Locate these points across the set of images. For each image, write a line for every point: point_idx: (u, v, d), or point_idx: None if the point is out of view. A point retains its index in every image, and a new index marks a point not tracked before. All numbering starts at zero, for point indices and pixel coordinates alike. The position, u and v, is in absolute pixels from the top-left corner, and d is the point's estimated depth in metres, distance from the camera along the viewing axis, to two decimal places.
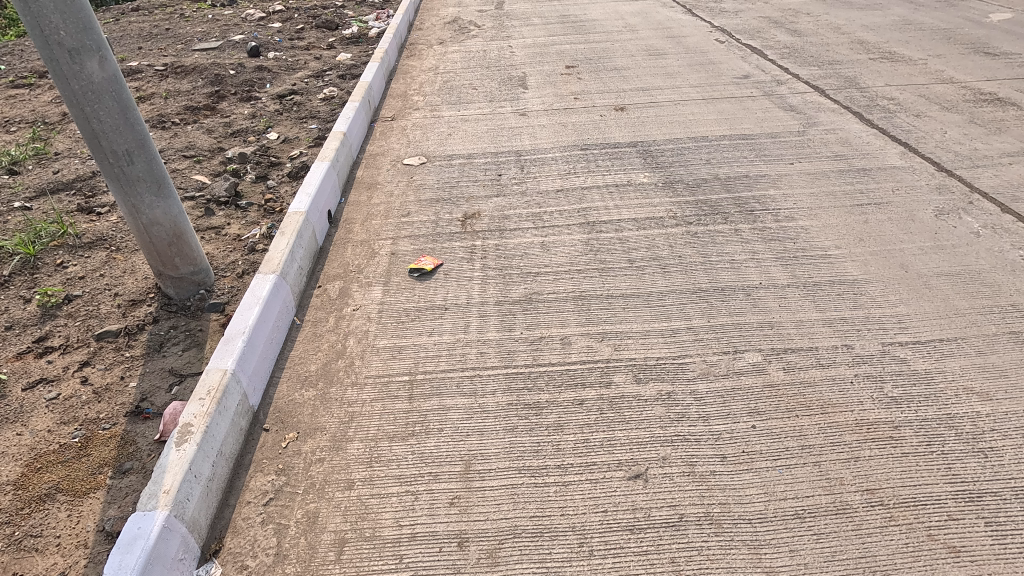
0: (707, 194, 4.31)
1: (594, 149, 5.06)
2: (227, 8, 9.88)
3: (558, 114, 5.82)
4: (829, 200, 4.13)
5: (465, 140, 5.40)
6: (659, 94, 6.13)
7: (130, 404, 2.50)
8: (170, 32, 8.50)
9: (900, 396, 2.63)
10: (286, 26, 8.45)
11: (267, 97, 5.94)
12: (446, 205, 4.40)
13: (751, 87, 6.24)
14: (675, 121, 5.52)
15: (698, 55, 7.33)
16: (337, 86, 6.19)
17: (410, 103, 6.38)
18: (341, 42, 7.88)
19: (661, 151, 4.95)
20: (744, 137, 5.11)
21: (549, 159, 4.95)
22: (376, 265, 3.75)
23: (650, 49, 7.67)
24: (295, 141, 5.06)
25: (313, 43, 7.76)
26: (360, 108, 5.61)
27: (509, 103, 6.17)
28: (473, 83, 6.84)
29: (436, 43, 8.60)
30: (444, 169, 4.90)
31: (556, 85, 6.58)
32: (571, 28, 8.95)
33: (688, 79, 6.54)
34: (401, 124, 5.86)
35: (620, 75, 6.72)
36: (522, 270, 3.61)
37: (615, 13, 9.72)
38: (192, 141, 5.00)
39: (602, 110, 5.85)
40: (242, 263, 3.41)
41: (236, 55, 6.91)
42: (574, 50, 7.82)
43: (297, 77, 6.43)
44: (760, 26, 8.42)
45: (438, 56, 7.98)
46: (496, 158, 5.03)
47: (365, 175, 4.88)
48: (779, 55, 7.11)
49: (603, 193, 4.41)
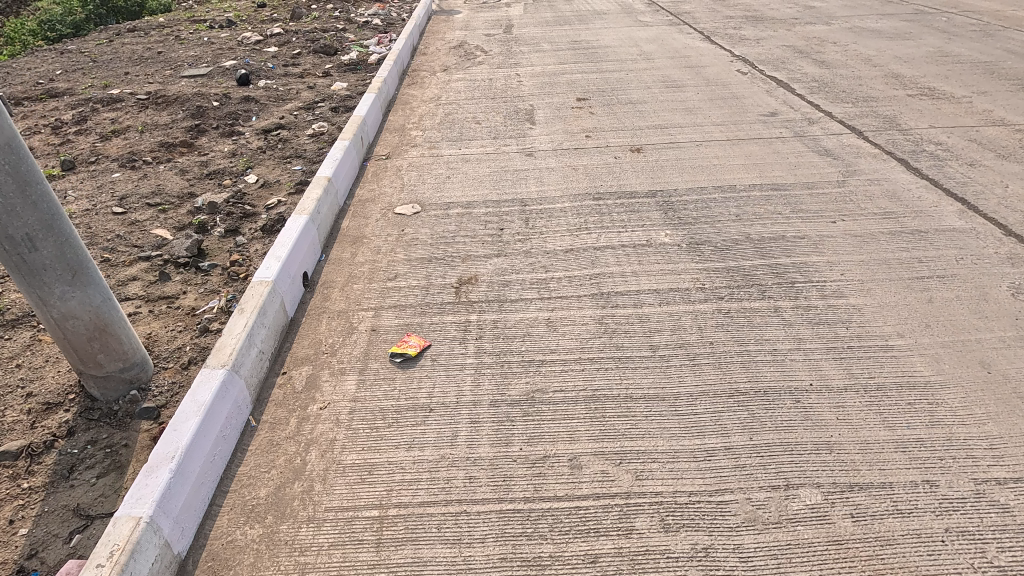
0: (737, 259, 3.75)
1: (607, 199, 4.53)
2: (225, 30, 9.53)
3: (567, 155, 5.31)
4: (882, 271, 3.55)
5: (464, 186, 4.88)
6: (678, 133, 5.61)
7: (11, 566, 1.96)
8: (161, 56, 8.13)
9: (1009, 566, 2.04)
10: (282, 52, 8.04)
11: (251, 131, 5.47)
12: (439, 266, 3.86)
13: (779, 126, 5.71)
14: (697, 166, 4.99)
15: (719, 88, 6.83)
16: (328, 120, 5.71)
17: (407, 139, 5.89)
18: (338, 69, 7.43)
19: (683, 203, 4.41)
20: (775, 188, 4.56)
21: (557, 210, 4.42)
22: (353, 346, 3.20)
23: (667, 80, 7.17)
24: (276, 185, 4.56)
25: (309, 69, 7.33)
26: (351, 147, 5.11)
27: (515, 141, 5.66)
28: (476, 117, 6.35)
29: (440, 70, 8.14)
30: (440, 221, 4.37)
31: (566, 121, 6.07)
32: (583, 55, 8.48)
33: (710, 115, 6.02)
34: (396, 164, 5.35)
35: (634, 110, 6.21)
36: (524, 357, 3.05)
37: (629, 40, 9.26)
38: (161, 184, 4.52)
39: (616, 151, 5.33)
40: (190, 348, 2.87)
41: (224, 84, 6.48)
42: (586, 81, 7.32)
43: (287, 108, 5.96)
44: (784, 56, 7.91)
45: (441, 85, 7.50)
46: (498, 208, 4.50)
47: (351, 225, 4.36)
48: (808, 90, 6.58)
49: (618, 255, 3.85)
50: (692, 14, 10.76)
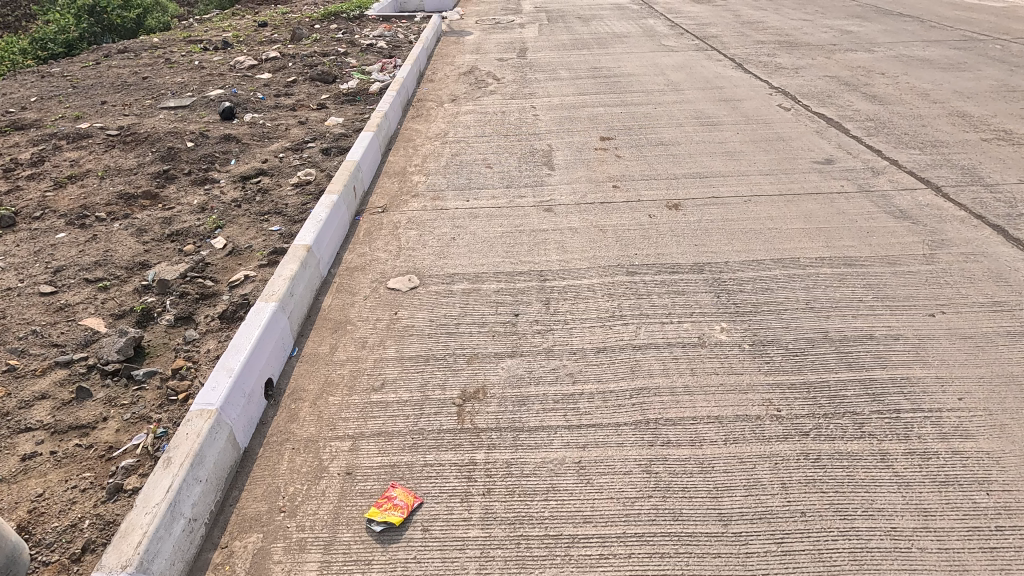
0: (816, 368, 2.95)
1: (644, 275, 3.76)
2: (219, 53, 8.91)
3: (593, 212, 4.55)
4: (1012, 395, 2.74)
5: (472, 252, 4.12)
6: (719, 185, 4.84)
7: None
8: (146, 82, 7.49)
9: None
10: (277, 79, 7.37)
11: (227, 179, 4.75)
12: (438, 368, 3.07)
13: (838, 177, 4.92)
14: (749, 229, 4.21)
15: (760, 127, 6.07)
16: (317, 165, 4.98)
17: (408, 187, 5.15)
18: (335, 100, 6.74)
19: (737, 283, 3.63)
20: (849, 263, 3.77)
21: (584, 289, 3.64)
22: (320, 499, 2.41)
23: (700, 116, 6.43)
24: (247, 252, 3.82)
25: (303, 100, 6.63)
26: (341, 201, 4.36)
27: (530, 193, 4.91)
28: (487, 160, 5.61)
29: (448, 100, 7.43)
30: (442, 301, 3.60)
31: (589, 167, 5.33)
32: (604, 83, 7.77)
33: (754, 162, 5.25)
34: (393, 219, 4.61)
35: (666, 155, 5.45)
36: (548, 529, 2.26)
37: (654, 67, 8.55)
38: (110, 250, 3.79)
39: (650, 208, 4.56)
40: (90, 524, 2.10)
41: (206, 119, 5.80)
42: (610, 116, 6.59)
43: (272, 150, 5.24)
44: (829, 89, 7.14)
45: (449, 118, 6.79)
46: (512, 284, 3.73)
47: (333, 305, 3.60)
48: (863, 131, 5.80)
49: (663, 358, 3.06)
50: (720, 38, 10.05)
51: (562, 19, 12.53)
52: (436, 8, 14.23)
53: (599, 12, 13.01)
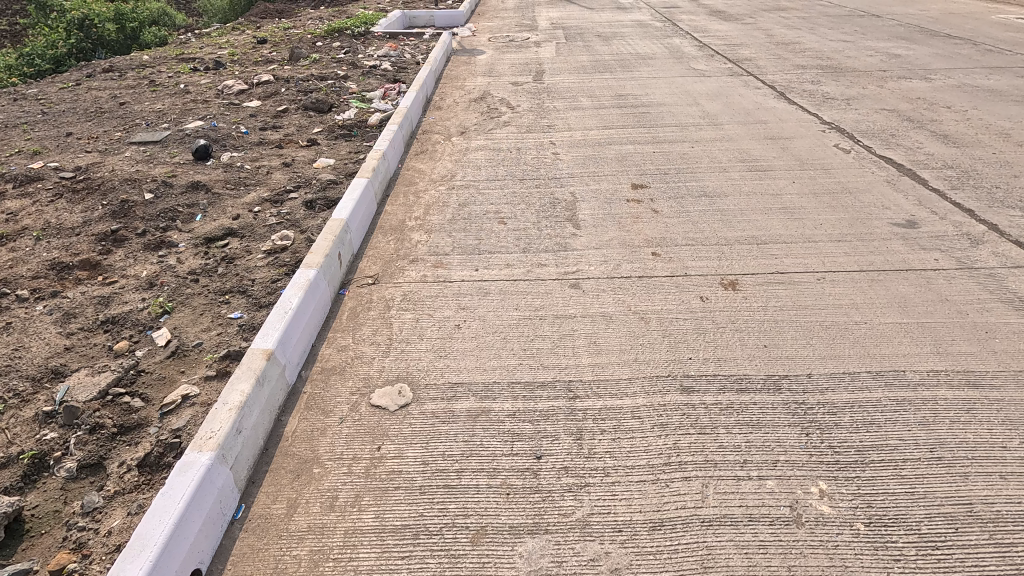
0: (967, 574, 2.09)
1: (703, 394, 2.89)
2: (208, 74, 8.19)
3: (632, 290, 3.71)
4: None
5: (480, 349, 3.27)
6: (782, 256, 3.99)
7: None
8: (123, 109, 6.76)
9: None
10: (266, 107, 6.61)
11: (188, 241, 3.96)
12: (432, 551, 2.23)
13: (927, 246, 4.04)
14: (830, 322, 3.35)
15: (818, 174, 5.22)
16: (297, 222, 4.16)
17: (405, 248, 4.33)
18: (329, 134, 5.95)
19: (828, 411, 2.77)
20: (973, 381, 2.89)
21: (627, 414, 2.80)
22: None
23: (746, 159, 5.58)
24: (193, 352, 2.99)
25: (292, 134, 5.86)
26: (320, 278, 3.54)
27: (552, 262, 4.08)
28: (500, 213, 4.78)
29: (456, 134, 6.63)
30: (441, 430, 2.76)
31: (621, 226, 4.49)
32: (631, 115, 6.94)
33: (818, 223, 4.40)
34: (385, 296, 3.78)
35: (710, 213, 4.62)
36: None
37: (685, 94, 7.73)
38: (21, 348, 2.99)
39: (701, 287, 3.71)
40: None
41: (176, 161, 5.03)
42: (641, 157, 5.76)
43: (246, 201, 4.44)
44: (890, 125, 6.28)
45: (457, 156, 5.98)
46: (533, 403, 2.89)
47: (299, 433, 2.77)
48: (944, 183, 4.94)
49: (747, 544, 2.20)
50: (755, 62, 9.21)
51: (581, 38, 11.76)
52: (447, 24, 13.52)
53: (619, 31, 12.22)
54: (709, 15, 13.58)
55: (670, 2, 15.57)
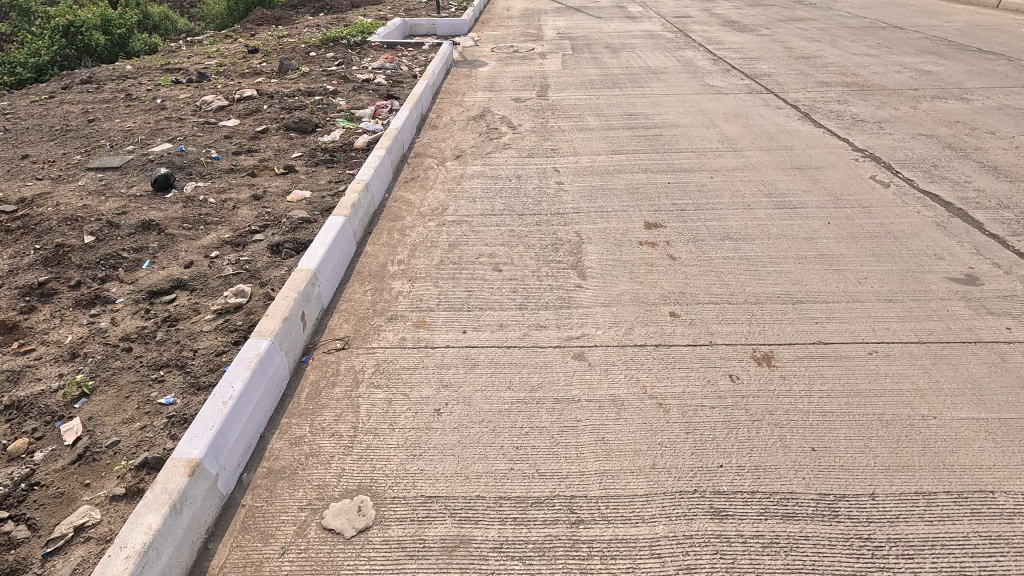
0: None
1: (741, 522, 2.29)
2: (189, 87, 7.66)
3: (646, 365, 3.13)
4: None
5: (463, 444, 2.69)
6: (823, 321, 3.40)
7: None
8: (90, 128, 6.23)
9: None
10: (244, 127, 6.06)
11: (128, 296, 3.39)
12: None
13: (996, 310, 3.44)
14: (890, 416, 2.75)
15: (856, 213, 4.62)
16: (257, 273, 3.59)
17: (383, 302, 3.75)
18: (309, 159, 5.40)
19: (902, 553, 2.17)
20: None
21: (645, 551, 2.21)
22: None
23: (772, 194, 4.99)
24: (104, 456, 2.42)
25: (268, 160, 5.30)
26: (275, 349, 2.97)
27: (553, 322, 3.49)
28: (495, 257, 4.20)
29: (451, 159, 6.07)
30: (408, 569, 2.18)
31: (633, 276, 3.90)
32: (643, 138, 6.36)
33: (862, 277, 3.80)
34: (355, 366, 3.20)
35: (735, 262, 4.03)
36: None
37: (701, 114, 7.14)
38: None
39: (729, 362, 3.12)
40: None
41: (133, 193, 4.48)
42: (655, 189, 5.18)
43: (203, 244, 3.88)
44: (931, 154, 5.68)
45: (450, 185, 5.41)
46: (526, 531, 2.30)
47: (227, 570, 2.19)
48: (1002, 227, 4.33)
49: None
50: (774, 78, 8.63)
51: (588, 49, 11.21)
52: (449, 33, 13.00)
53: (629, 42, 11.66)
54: (723, 26, 13.01)
55: (681, 12, 15.01)
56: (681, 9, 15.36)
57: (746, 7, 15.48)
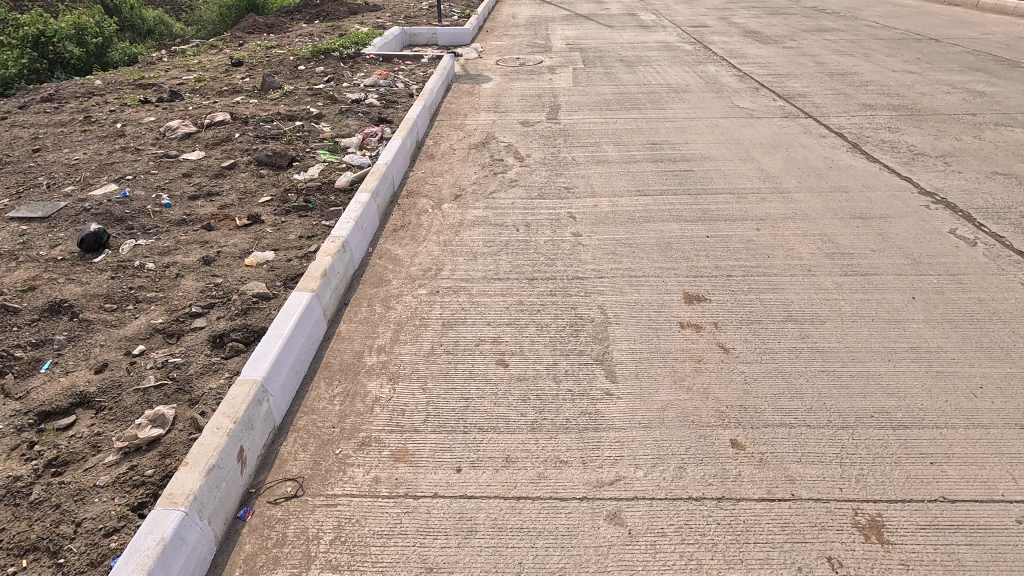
0: None
1: None
2: (157, 109, 6.83)
3: (711, 537, 2.27)
4: None
5: None
6: (942, 461, 2.53)
7: None
8: (32, 160, 5.40)
9: None
10: (209, 161, 5.22)
11: (10, 421, 2.54)
12: None
13: None
14: None
15: (946, 285, 3.75)
16: (187, 383, 2.74)
17: (355, 416, 2.89)
18: (280, 204, 4.56)
19: None
20: None
21: None
22: None
23: (835, 255, 4.12)
24: None
25: (230, 206, 4.46)
26: (190, 522, 2.11)
27: (577, 456, 2.63)
28: (500, 345, 3.35)
29: (449, 200, 5.21)
30: None
31: (678, 379, 3.04)
32: (672, 175, 5.50)
33: (976, 385, 2.94)
34: (307, 531, 2.34)
35: (806, 357, 3.17)
36: None
37: (734, 144, 6.28)
38: None
39: (825, 533, 2.26)
40: None
41: (54, 256, 3.64)
42: (692, 245, 4.32)
43: (125, 333, 3.03)
44: (1016, 200, 4.81)
45: (446, 238, 4.57)
46: None
47: None
48: None
49: None
50: (811, 99, 7.75)
51: (601, 62, 10.36)
52: (452, 43, 12.17)
53: (645, 54, 10.80)
54: (744, 37, 12.15)
55: (697, 21, 14.17)
56: (696, 18, 14.52)
57: (765, 17, 14.62)
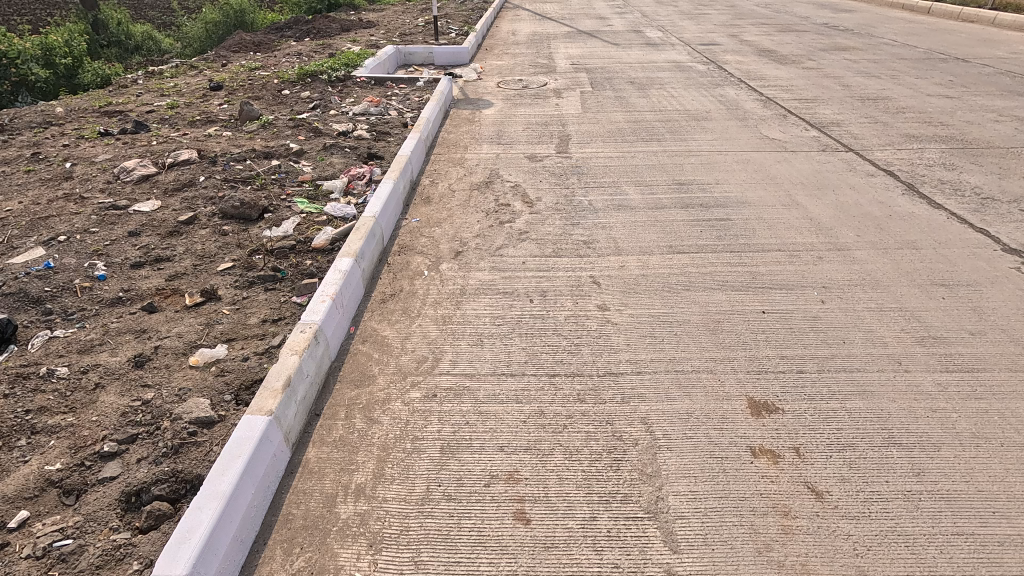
0: None
1: None
2: (116, 143, 6.04)
3: None
4: None
5: None
6: None
7: None
8: None
9: None
10: (164, 214, 4.43)
11: None
12: None
13: None
14: None
15: None
16: None
17: None
18: (243, 272, 3.76)
19: None
20: None
21: None
22: None
23: (927, 340, 3.35)
24: None
25: (181, 277, 3.65)
26: None
27: None
28: (519, 485, 2.54)
29: (448, 259, 4.42)
30: None
31: (763, 547, 2.25)
32: (707, 227, 4.74)
33: None
34: None
35: (929, 509, 2.37)
36: None
37: (772, 184, 5.53)
38: None
39: None
40: None
41: None
42: (747, 324, 3.54)
43: (5, 490, 2.21)
44: None
45: (445, 313, 3.77)
46: None
47: None
48: None
49: None
50: (846, 128, 7.03)
51: (610, 85, 9.66)
52: (449, 62, 11.47)
53: (656, 76, 10.09)
54: (759, 56, 11.48)
55: (706, 39, 13.51)
56: (705, 36, 13.87)
57: (776, 34, 14.00)
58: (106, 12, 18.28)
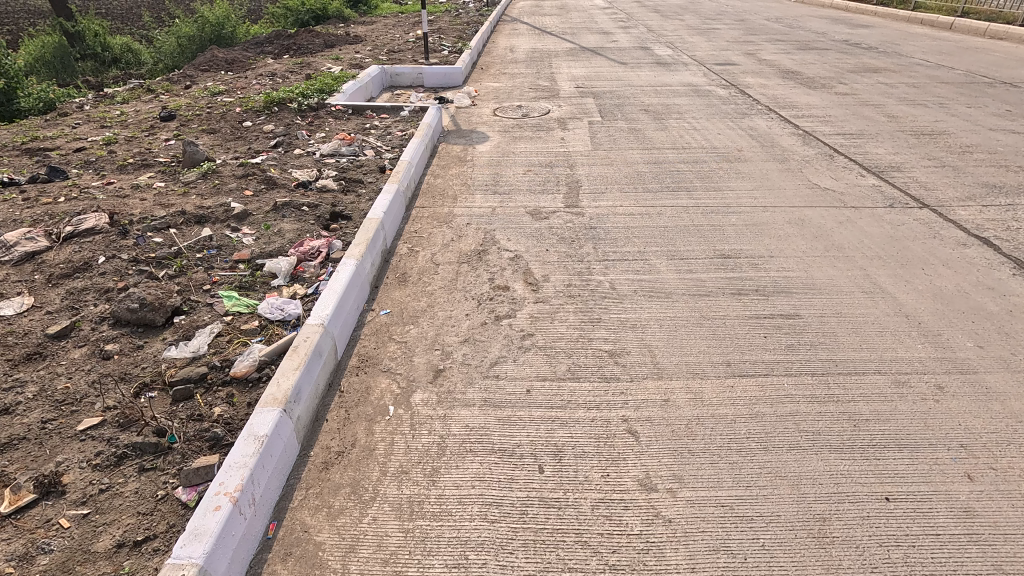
0: None
1: None
2: (16, 198, 4.83)
3: None
4: None
5: None
6: None
7: None
8: None
9: None
10: (31, 321, 3.21)
11: None
12: None
13: None
14: None
15: None
16: None
17: None
18: (113, 434, 2.54)
19: None
20: None
21: None
22: None
23: None
24: None
25: (16, 448, 2.43)
26: None
27: None
28: None
29: (423, 384, 3.20)
30: None
31: None
32: (770, 330, 3.56)
33: None
34: None
35: None
36: None
37: (841, 258, 4.37)
38: None
39: None
40: None
41: None
42: (869, 524, 2.35)
43: None
44: None
45: (413, 493, 2.56)
46: None
47: None
48: None
49: None
50: (910, 175, 5.89)
51: (622, 113, 8.53)
52: (441, 84, 10.33)
53: (672, 102, 8.97)
54: (783, 79, 10.38)
55: (722, 58, 12.44)
56: (720, 54, 12.81)
57: (796, 52, 12.96)
58: (82, 23, 17.12)
